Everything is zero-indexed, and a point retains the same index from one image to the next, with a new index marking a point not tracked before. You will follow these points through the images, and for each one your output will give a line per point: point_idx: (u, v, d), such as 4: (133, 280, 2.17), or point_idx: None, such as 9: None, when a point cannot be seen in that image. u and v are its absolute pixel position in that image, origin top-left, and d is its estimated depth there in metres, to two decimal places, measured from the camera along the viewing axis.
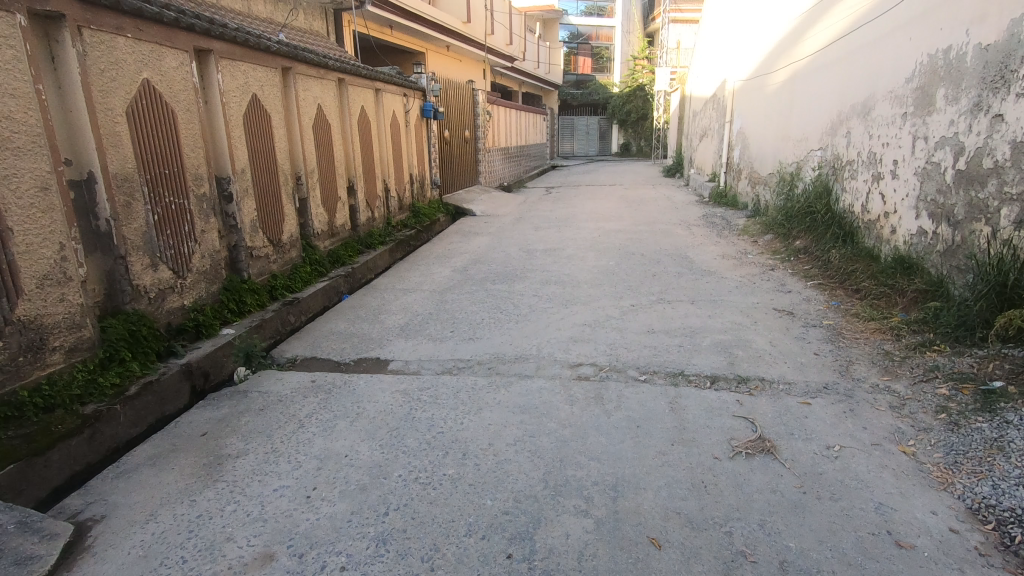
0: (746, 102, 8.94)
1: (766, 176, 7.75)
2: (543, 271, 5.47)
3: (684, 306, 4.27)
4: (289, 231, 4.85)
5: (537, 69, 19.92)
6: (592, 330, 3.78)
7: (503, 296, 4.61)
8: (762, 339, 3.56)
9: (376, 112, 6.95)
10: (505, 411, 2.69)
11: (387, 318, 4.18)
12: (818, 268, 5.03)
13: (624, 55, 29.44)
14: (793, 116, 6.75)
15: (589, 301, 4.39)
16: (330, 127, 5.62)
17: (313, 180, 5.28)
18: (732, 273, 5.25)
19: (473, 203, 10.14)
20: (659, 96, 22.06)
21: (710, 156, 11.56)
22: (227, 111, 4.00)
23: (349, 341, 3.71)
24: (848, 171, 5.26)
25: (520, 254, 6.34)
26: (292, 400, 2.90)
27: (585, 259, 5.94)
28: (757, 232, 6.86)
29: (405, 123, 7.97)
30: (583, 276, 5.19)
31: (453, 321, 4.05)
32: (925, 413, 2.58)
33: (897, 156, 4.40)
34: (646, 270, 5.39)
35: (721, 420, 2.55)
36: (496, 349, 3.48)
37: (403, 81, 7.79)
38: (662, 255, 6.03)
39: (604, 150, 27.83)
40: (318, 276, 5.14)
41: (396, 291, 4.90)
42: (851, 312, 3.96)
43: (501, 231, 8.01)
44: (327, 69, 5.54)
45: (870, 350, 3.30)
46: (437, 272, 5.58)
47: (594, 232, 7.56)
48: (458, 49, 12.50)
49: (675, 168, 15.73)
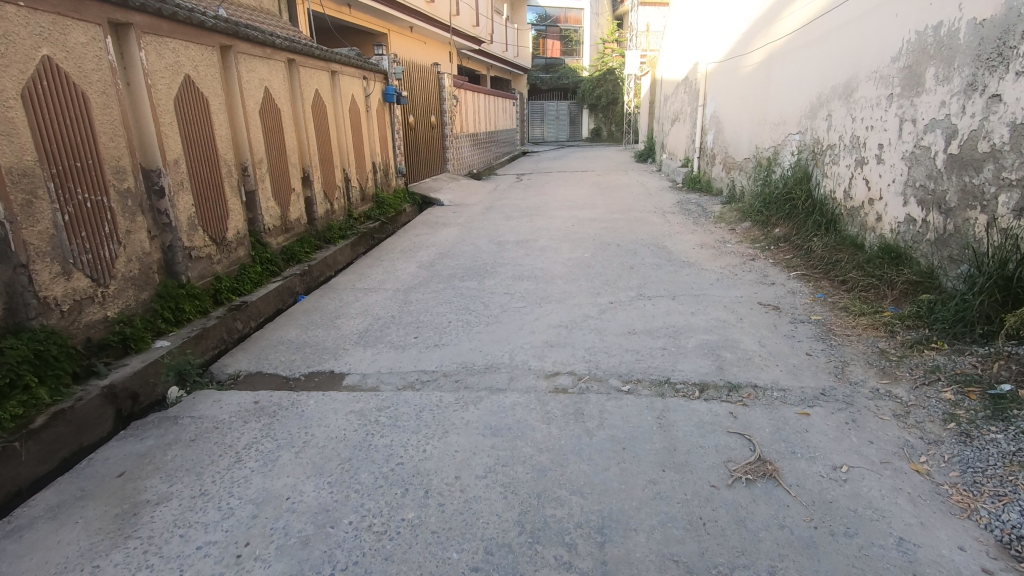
0: (719, 85, 8.72)
1: (741, 161, 7.56)
2: (514, 265, 5.15)
3: (665, 302, 4.01)
4: (236, 227, 4.41)
5: (505, 52, 19.39)
6: (568, 332, 3.48)
7: (471, 295, 4.28)
8: (749, 338, 3.33)
9: (332, 96, 6.47)
10: (474, 435, 2.38)
11: (346, 322, 3.81)
12: (800, 258, 4.85)
13: (593, 38, 29.04)
14: (769, 99, 6.53)
15: (565, 299, 4.10)
16: (280, 112, 5.16)
17: (263, 170, 4.84)
18: (713, 264, 5.02)
19: (441, 191, 9.72)
20: (629, 80, 21.81)
21: (682, 140, 11.37)
22: (154, 94, 3.53)
23: (300, 352, 3.33)
24: (829, 155, 5.06)
25: (490, 246, 6.00)
26: (230, 427, 2.53)
27: (559, 251, 5.64)
28: (734, 219, 6.66)
29: (365, 108, 7.51)
30: (557, 271, 4.89)
31: (417, 325, 3.71)
32: (933, 422, 2.37)
33: (882, 140, 4.20)
34: (623, 263, 5.12)
35: (714, 438, 2.29)
36: (465, 357, 3.16)
37: (362, 62, 7.30)
38: (638, 246, 5.76)
39: (574, 135, 27.51)
40: (270, 276, 4.71)
41: (356, 292, 4.52)
42: (839, 305, 3.76)
43: (470, 221, 7.64)
44: (274, 48, 5.06)
45: (864, 349, 3.09)
46: (401, 268, 5.20)
47: (567, 221, 7.26)
48: (422, 30, 11.96)
49: (647, 153, 15.54)
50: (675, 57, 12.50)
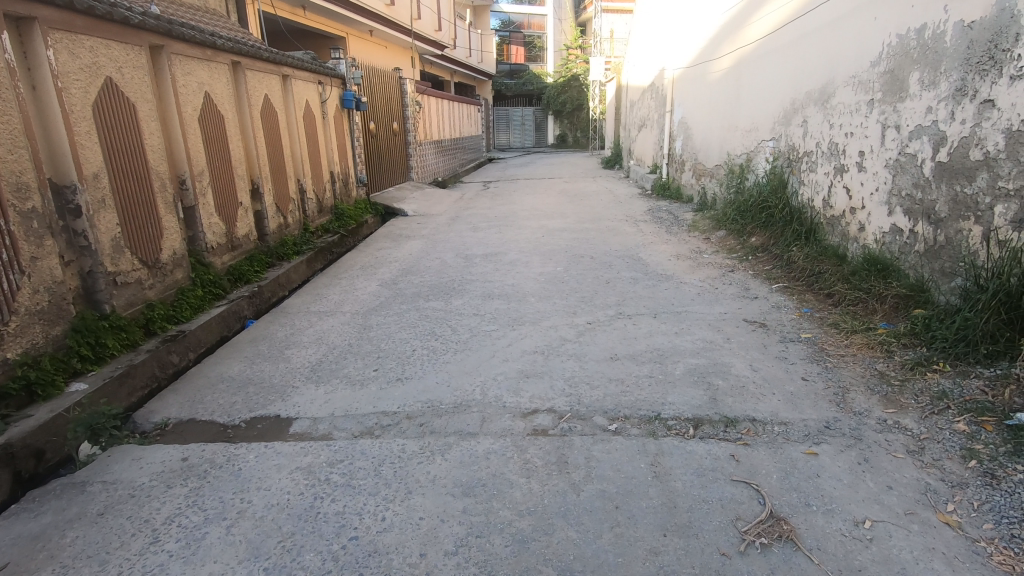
0: (687, 91, 8.61)
1: (712, 168, 7.43)
2: (484, 282, 4.82)
3: (647, 321, 3.74)
4: (171, 247, 3.95)
5: (469, 57, 19.09)
6: (545, 360, 3.17)
7: (438, 318, 3.93)
8: (741, 363, 3.08)
9: (284, 101, 6.03)
10: (442, 496, 2.03)
11: (297, 353, 3.41)
12: (780, 269, 4.68)
13: (557, 44, 29.05)
14: (740, 105, 6.41)
15: (539, 321, 3.79)
16: (223, 120, 4.71)
17: (204, 183, 4.39)
18: (692, 276, 4.79)
19: (405, 201, 9.32)
20: (594, 86, 21.80)
21: (650, 147, 11.28)
22: (67, 99, 3.08)
23: (242, 392, 2.92)
24: (806, 163, 4.91)
25: (457, 261, 5.66)
26: (150, 495, 2.12)
27: (530, 265, 5.34)
28: (708, 228, 6.49)
29: (321, 115, 7.08)
30: (530, 287, 4.59)
31: (377, 355, 3.33)
32: (952, 460, 2.14)
33: (863, 147, 4.05)
34: (598, 277, 4.85)
35: (717, 490, 2.01)
36: (431, 393, 2.81)
37: (316, 66, 6.87)
38: (613, 258, 5.50)
39: (540, 142, 27.37)
40: (213, 300, 4.26)
41: (310, 315, 4.11)
42: (827, 322, 3.57)
43: (435, 232, 7.27)
44: (216, 49, 4.61)
45: (863, 373, 2.88)
46: (361, 287, 4.81)
47: (537, 231, 6.98)
48: (383, 34, 11.55)
49: (614, 160, 15.44)
50: (640, 63, 12.44)
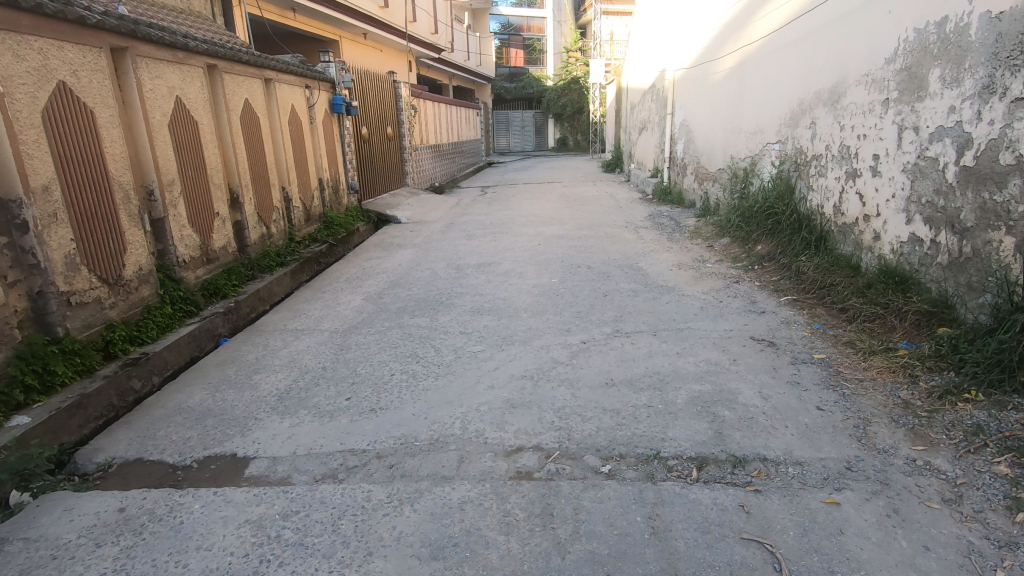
0: (688, 92, 8.35)
1: (715, 172, 7.15)
2: (474, 295, 4.55)
3: (646, 340, 3.46)
4: (136, 262, 3.69)
5: (467, 61, 18.87)
6: (534, 386, 2.89)
7: (421, 337, 3.66)
8: (749, 389, 2.79)
9: (267, 107, 5.78)
10: (406, 559, 1.76)
11: (266, 379, 3.14)
12: (788, 280, 4.39)
13: (557, 47, 28.83)
14: (744, 106, 6.14)
15: (530, 340, 3.51)
16: (197, 126, 4.46)
17: (175, 193, 4.14)
18: (694, 288, 4.51)
19: (399, 207, 9.07)
20: (594, 89, 21.54)
21: (650, 150, 11.01)
22: (10, 105, 2.82)
23: (199, 426, 2.65)
24: (815, 167, 4.63)
25: (448, 272, 5.39)
26: (74, 556, 1.85)
27: (524, 276, 5.07)
28: (712, 235, 6.20)
29: (309, 120, 6.84)
30: (522, 302, 4.31)
31: (352, 381, 3.06)
32: (996, 512, 1.86)
33: (878, 150, 3.76)
34: (595, 289, 4.57)
35: (725, 552, 1.74)
36: (407, 427, 2.54)
37: (303, 70, 6.63)
38: (611, 268, 5.23)
39: (541, 145, 27.11)
40: (183, 318, 4.00)
41: (286, 334, 3.84)
42: (842, 340, 3.29)
43: (428, 241, 7.01)
44: (189, 52, 4.37)
45: (885, 401, 2.60)
46: (344, 302, 4.55)
47: (533, 239, 6.71)
48: (377, 37, 11.33)
49: (614, 164, 15.17)
50: (641, 65, 12.18)
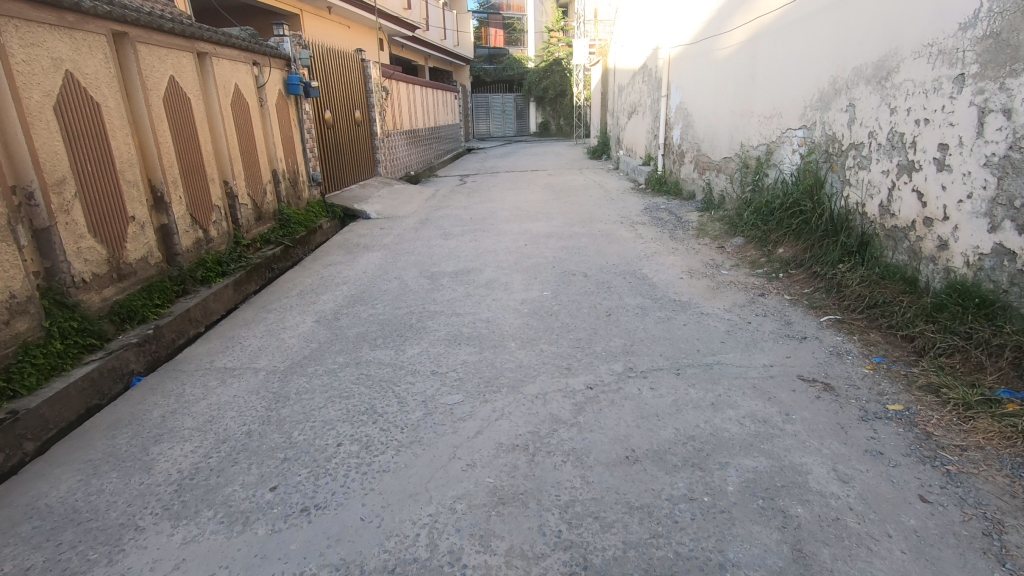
0: (686, 73, 7.60)
1: (720, 161, 6.42)
2: (451, 316, 3.76)
3: (668, 384, 2.72)
4: (5, 288, 2.83)
5: (444, 40, 17.79)
6: (530, 465, 2.13)
7: (382, 380, 2.86)
8: (819, 466, 2.07)
9: (200, 86, 4.85)
10: None
11: (167, 451, 2.33)
12: (826, 295, 3.69)
13: (538, 27, 27.73)
14: (756, 86, 5.41)
15: (521, 385, 2.75)
16: (98, 109, 3.56)
17: (66, 195, 3.25)
18: (714, 304, 3.79)
19: (368, 200, 8.19)
20: (577, 71, 20.63)
21: (641, 135, 10.25)
22: None
23: (51, 544, 1.84)
24: (853, 157, 3.92)
25: (420, 282, 4.58)
26: None
27: (510, 288, 4.29)
28: (721, 233, 5.49)
29: (257, 102, 5.91)
30: (510, 326, 3.53)
31: (284, 455, 2.27)
32: None
33: (946, 138, 3.05)
34: (597, 307, 3.81)
35: None
36: (350, 547, 1.77)
37: (248, 44, 5.68)
38: (611, 276, 4.49)
39: (521, 130, 26.17)
40: (80, 355, 3.14)
41: (210, 376, 3.02)
42: (919, 383, 2.58)
43: (399, 241, 6.17)
44: (82, 14, 3.45)
45: (1013, 489, 1.90)
46: (292, 326, 3.73)
47: (519, 239, 5.92)
48: (343, 12, 10.31)
49: (601, 150, 14.37)
50: (629, 43, 11.35)
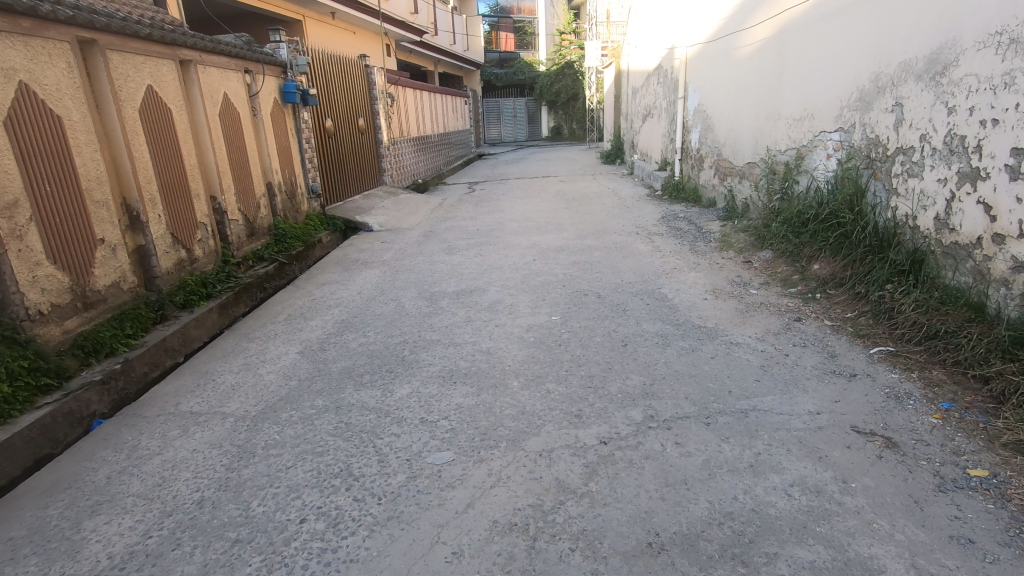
0: (704, 73, 7.17)
1: (744, 167, 5.98)
2: (448, 346, 3.37)
3: (697, 438, 2.30)
4: None
5: (453, 44, 17.50)
6: (531, 554, 1.74)
7: (362, 431, 2.48)
8: (894, 561, 1.65)
9: (184, 96, 4.54)
10: None
11: (103, 528, 1.97)
12: (874, 321, 3.24)
13: (549, 30, 27.40)
14: (784, 86, 4.97)
15: (523, 439, 2.35)
16: (60, 123, 3.24)
17: (18, 218, 2.94)
18: (744, 331, 3.35)
19: (371, 212, 7.86)
20: (590, 74, 20.21)
21: (657, 139, 9.80)
22: None
23: None
24: (901, 164, 3.47)
25: (418, 304, 4.20)
26: None
27: (514, 312, 3.89)
28: (747, 246, 5.04)
29: (249, 112, 5.60)
30: (513, 359, 3.14)
31: (236, 535, 1.90)
32: None
33: (1022, 142, 2.60)
34: (611, 336, 3.40)
35: None
36: None
37: (239, 51, 5.37)
38: (627, 297, 4.08)
39: (534, 134, 25.81)
40: (32, 397, 2.80)
41: (172, 424, 2.66)
42: (1003, 440, 2.14)
43: (401, 256, 5.81)
44: (41, 20, 3.14)
45: None
46: (273, 359, 3.37)
47: (527, 253, 5.53)
48: (347, 18, 10.04)
49: (614, 154, 13.94)
50: (643, 44, 10.93)
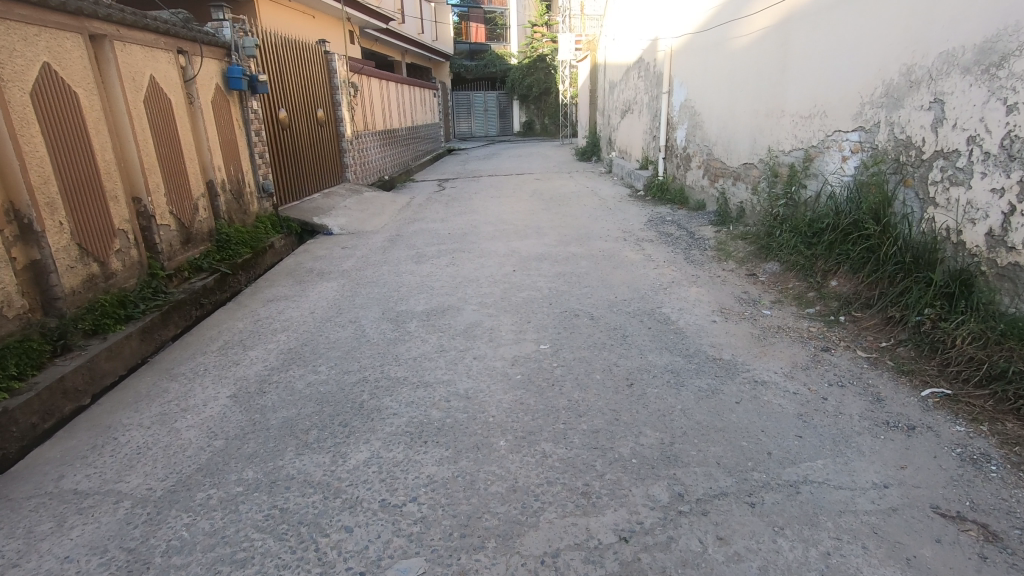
0: (692, 67, 6.71)
1: (739, 168, 5.53)
2: (416, 387, 2.77)
3: (743, 530, 1.76)
4: None
5: (420, 33, 16.69)
6: None
7: (302, 523, 1.86)
8: None
9: (96, 77, 3.78)
10: None
11: None
12: (917, 353, 2.78)
13: (520, 22, 26.75)
14: (788, 80, 4.52)
15: (517, 535, 1.78)
16: None
17: None
18: (768, 366, 2.85)
19: (331, 212, 7.14)
20: (563, 67, 19.70)
21: (638, 137, 9.33)
22: None
23: None
24: (940, 170, 3.03)
25: (381, 329, 3.57)
26: None
27: (495, 338, 3.31)
28: (748, 256, 4.57)
29: (184, 99, 4.83)
30: (498, 406, 2.56)
31: None
32: None
33: None
34: (612, 372, 2.85)
35: None
36: None
37: (170, 27, 4.61)
38: (624, 319, 3.54)
39: (505, 129, 25.18)
40: None
41: (45, 513, 1.99)
42: None
43: (362, 265, 5.15)
44: None
45: None
46: (197, 407, 2.70)
47: (506, 263, 4.94)
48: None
49: (589, 151, 13.48)
50: (622, 36, 10.47)
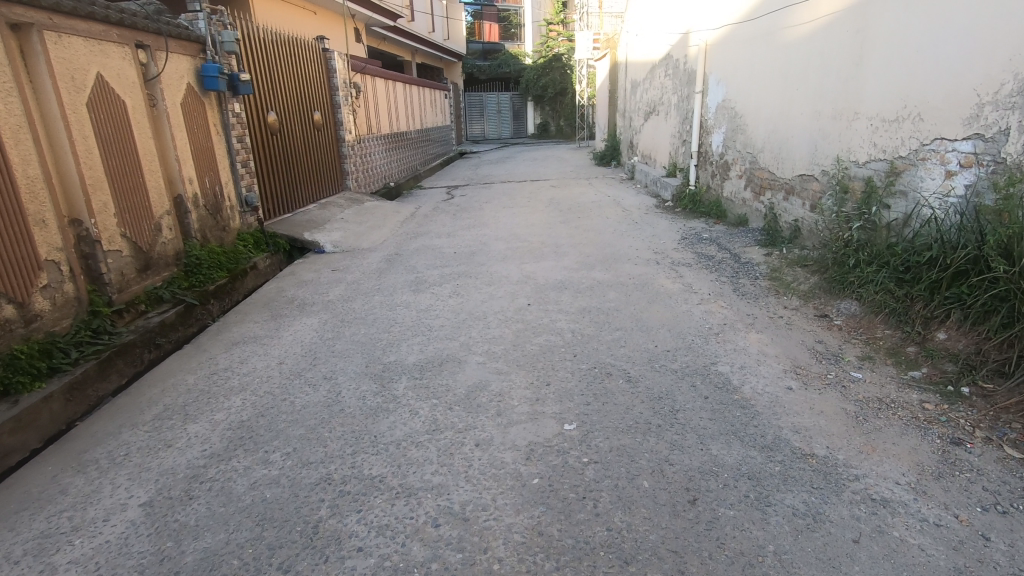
0: (732, 62, 5.91)
1: (795, 178, 4.70)
2: (395, 498, 2.01)
3: None
4: None
5: (431, 31, 16.00)
6: None
7: None
8: None
9: (19, 75, 3.09)
10: None
11: None
12: None
13: (536, 21, 26.02)
14: (865, 74, 3.71)
15: None
16: None
17: None
18: (884, 471, 2.05)
19: (325, 226, 6.42)
20: (580, 67, 18.95)
21: (665, 140, 8.50)
22: None
23: None
24: None
25: (361, 391, 2.82)
26: None
27: (503, 412, 2.53)
28: (815, 289, 3.76)
29: (145, 101, 4.15)
30: (507, 541, 1.78)
31: None
32: None
33: None
34: (665, 476, 2.06)
35: None
36: None
37: (127, 17, 3.93)
38: (671, 382, 2.75)
39: (519, 130, 24.39)
40: None
41: None
42: None
43: (351, 294, 4.41)
44: None
45: None
46: (93, 524, 1.97)
47: (519, 293, 4.17)
48: None
49: (608, 155, 12.66)
50: (646, 30, 9.65)
